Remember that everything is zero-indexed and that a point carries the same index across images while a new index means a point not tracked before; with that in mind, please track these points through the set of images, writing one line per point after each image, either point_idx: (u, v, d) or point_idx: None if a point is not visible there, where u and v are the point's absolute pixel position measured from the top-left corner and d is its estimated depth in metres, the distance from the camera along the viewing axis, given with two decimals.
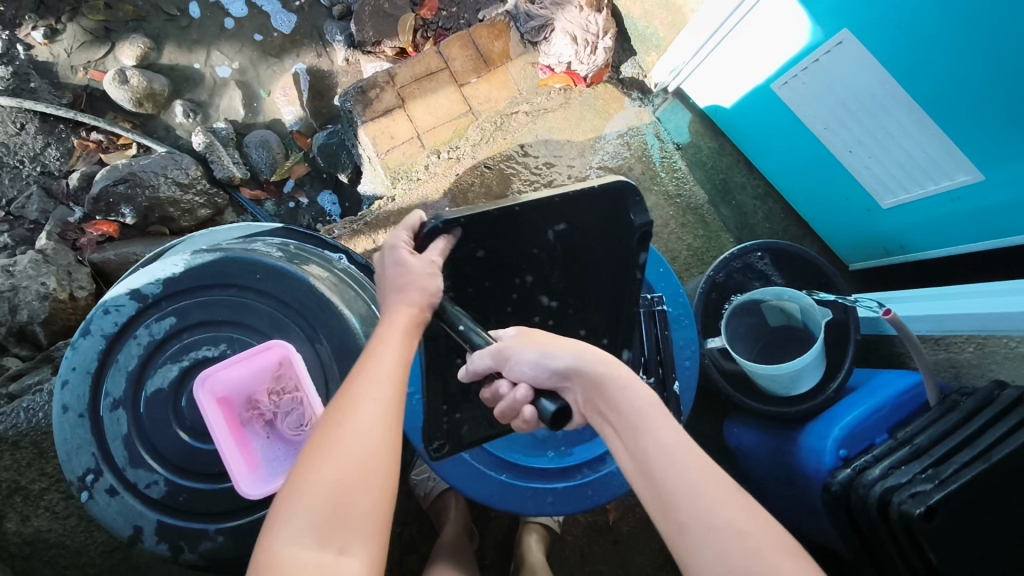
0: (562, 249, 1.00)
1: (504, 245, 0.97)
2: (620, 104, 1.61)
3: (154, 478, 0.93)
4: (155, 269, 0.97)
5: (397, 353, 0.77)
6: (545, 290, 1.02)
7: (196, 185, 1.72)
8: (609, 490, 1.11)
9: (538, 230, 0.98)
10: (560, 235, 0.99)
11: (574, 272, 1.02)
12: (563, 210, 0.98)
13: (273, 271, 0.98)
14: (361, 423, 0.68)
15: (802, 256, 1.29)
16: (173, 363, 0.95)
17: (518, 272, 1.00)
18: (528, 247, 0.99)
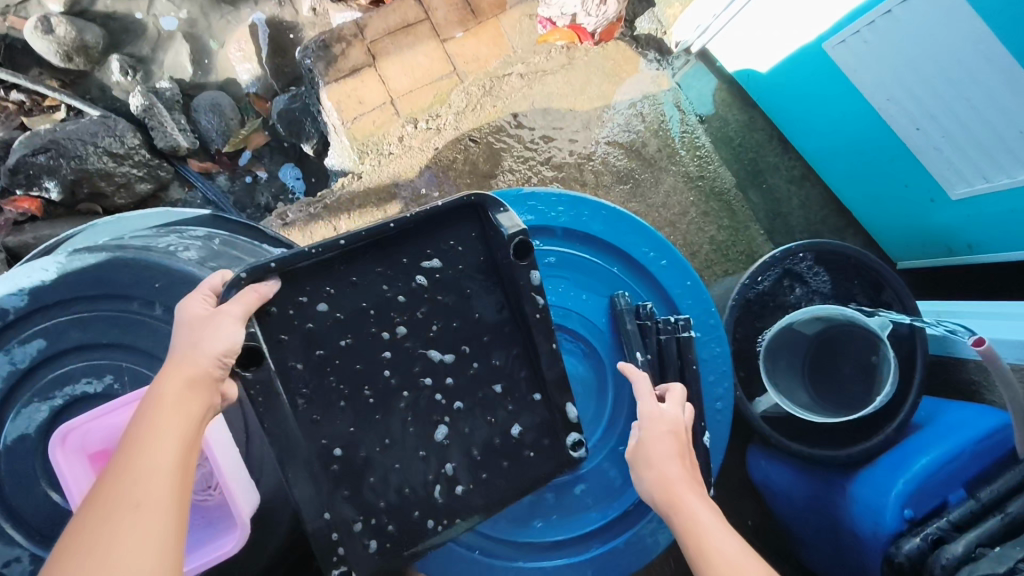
0: (446, 292, 0.71)
1: (354, 292, 0.68)
2: (634, 66, 1.32)
3: (15, 554, 0.72)
4: (18, 275, 0.73)
5: (173, 427, 0.52)
6: (428, 343, 0.71)
7: (134, 156, 1.46)
8: (612, 569, 0.87)
9: (364, 274, 0.69)
10: (431, 273, 0.70)
11: (468, 313, 0.72)
12: (410, 243, 0.69)
13: (179, 278, 0.75)
14: (116, 555, 0.45)
15: (871, 267, 1.02)
16: (42, 402, 0.72)
17: (386, 324, 0.70)
18: (380, 293, 0.69)
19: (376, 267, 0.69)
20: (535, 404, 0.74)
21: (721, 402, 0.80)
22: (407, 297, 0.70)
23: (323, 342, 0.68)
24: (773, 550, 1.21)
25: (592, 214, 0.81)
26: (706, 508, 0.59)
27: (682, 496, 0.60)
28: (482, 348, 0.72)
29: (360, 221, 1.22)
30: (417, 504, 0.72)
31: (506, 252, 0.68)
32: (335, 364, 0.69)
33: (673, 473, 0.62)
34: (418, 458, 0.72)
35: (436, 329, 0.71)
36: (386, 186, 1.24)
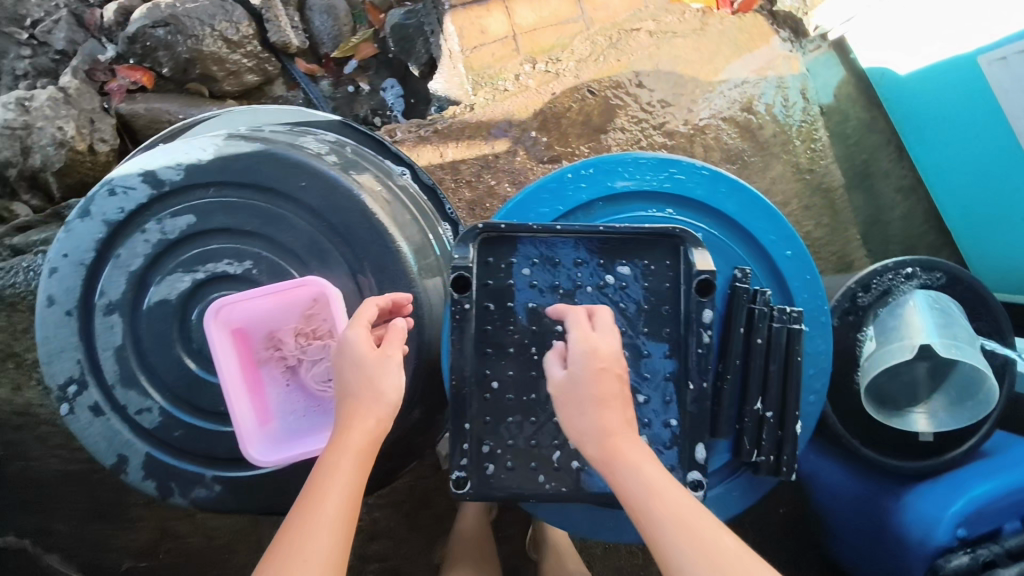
0: (625, 299, 0.77)
1: (553, 272, 0.76)
2: (766, 41, 1.28)
3: (148, 405, 0.77)
4: (178, 151, 0.77)
5: (354, 455, 0.62)
6: None
7: (246, 45, 1.47)
8: None
9: (568, 258, 0.77)
10: (619, 279, 0.77)
11: (637, 326, 0.77)
12: (612, 248, 0.77)
13: (322, 180, 0.77)
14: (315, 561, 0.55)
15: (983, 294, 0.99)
16: (186, 273, 0.76)
17: (566, 305, 0.76)
18: (572, 278, 0.76)
19: (580, 256, 0.77)
20: (671, 430, 0.76)
21: (815, 397, 0.81)
22: (593, 289, 0.77)
23: (516, 303, 0.76)
24: (802, 540, 1.26)
25: (730, 190, 0.79)
26: (641, 479, 0.59)
27: (618, 457, 0.61)
28: (639, 358, 0.77)
29: (467, 152, 1.22)
30: (538, 458, 0.76)
31: (690, 286, 0.75)
32: (514, 321, 0.76)
33: (611, 440, 0.62)
34: (551, 422, 0.76)
35: (609, 323, 0.77)
36: (497, 123, 1.23)
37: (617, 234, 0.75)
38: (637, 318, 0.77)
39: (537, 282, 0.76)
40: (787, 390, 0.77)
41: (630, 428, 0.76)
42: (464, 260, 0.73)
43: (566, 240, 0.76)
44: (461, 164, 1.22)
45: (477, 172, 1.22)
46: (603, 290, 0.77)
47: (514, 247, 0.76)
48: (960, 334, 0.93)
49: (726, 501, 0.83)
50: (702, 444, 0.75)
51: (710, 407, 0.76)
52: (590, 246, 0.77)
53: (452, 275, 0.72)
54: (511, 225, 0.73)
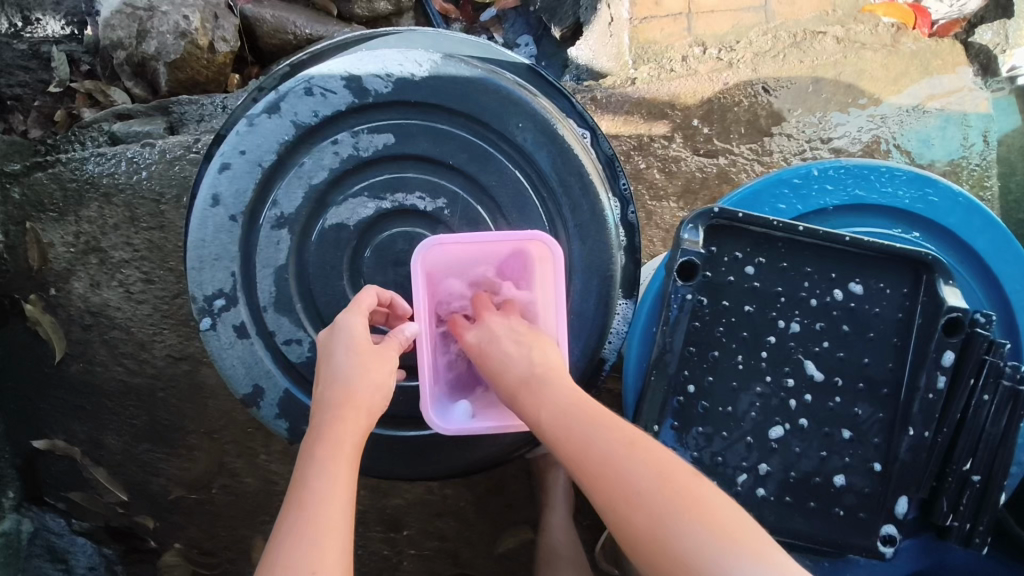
0: (849, 321, 0.68)
1: (779, 276, 0.67)
2: (954, 69, 1.18)
3: (298, 336, 0.68)
4: (388, 58, 0.67)
5: (347, 440, 0.54)
6: (813, 354, 0.68)
7: None
8: None
9: (799, 263, 0.68)
10: (850, 298, 0.68)
11: (857, 353, 0.68)
12: (848, 262, 0.68)
13: (543, 125, 0.68)
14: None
15: None
16: (372, 199, 0.67)
17: (786, 315, 0.68)
18: (798, 286, 0.68)
19: (811, 265, 0.68)
20: (872, 473, 0.69)
21: (1019, 468, 0.73)
22: (818, 304, 0.68)
23: (733, 305, 0.67)
24: None
25: (984, 226, 0.70)
26: (556, 411, 0.54)
27: (525, 385, 0.56)
28: (853, 390, 0.68)
29: (622, 128, 1.13)
30: (721, 478, 0.68)
31: (931, 322, 0.66)
32: (727, 322, 0.67)
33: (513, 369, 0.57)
34: (743, 442, 0.68)
35: (827, 345, 0.68)
36: (659, 103, 1.14)
37: (863, 246, 0.66)
38: (860, 345, 0.68)
39: (759, 285, 0.67)
40: (1005, 457, 0.68)
41: (826, 463, 0.68)
42: (695, 241, 0.64)
43: (801, 243, 0.67)
44: (613, 140, 1.12)
45: (628, 152, 1.12)
46: (828, 309, 0.68)
47: (742, 238, 0.67)
48: None
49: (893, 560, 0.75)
50: (905, 497, 0.68)
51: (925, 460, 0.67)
52: (825, 255, 0.68)
53: (681, 259, 0.64)
54: (752, 216, 0.65)
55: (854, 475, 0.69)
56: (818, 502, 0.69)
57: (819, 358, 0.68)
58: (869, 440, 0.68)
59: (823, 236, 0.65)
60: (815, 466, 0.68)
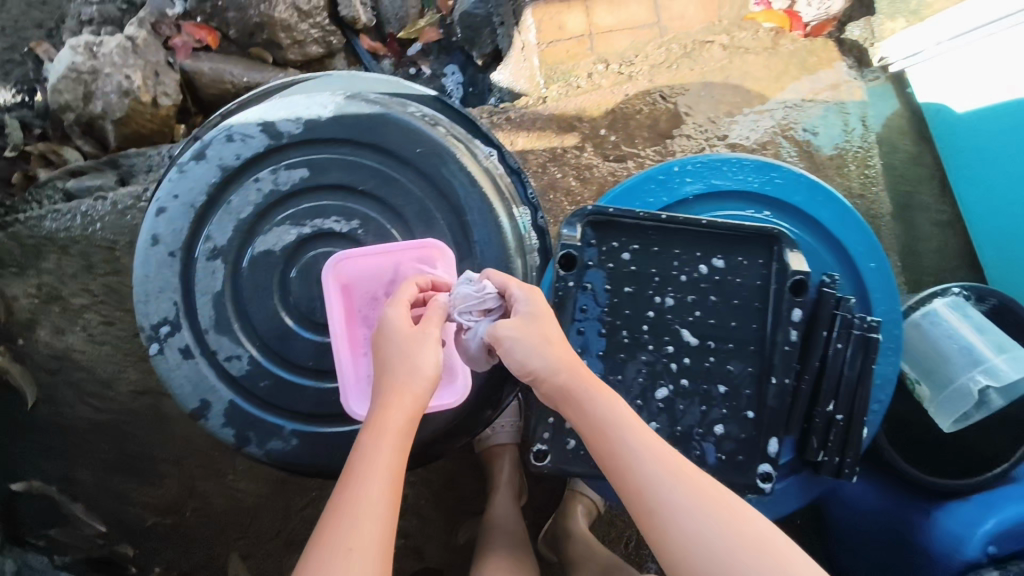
0: (716, 292, 0.79)
1: (653, 259, 0.78)
2: (832, 64, 1.32)
3: (238, 352, 0.77)
4: (298, 104, 0.77)
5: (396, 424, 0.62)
6: (687, 324, 0.79)
7: (315, 16, 1.47)
8: None
9: (669, 246, 0.78)
10: (714, 271, 0.79)
11: (724, 319, 0.79)
12: (710, 241, 0.79)
13: (439, 149, 0.78)
14: (363, 540, 0.56)
15: None
16: (293, 227, 0.77)
17: (661, 292, 0.78)
18: (669, 266, 0.78)
19: (679, 247, 0.78)
20: (747, 420, 0.79)
21: (880, 406, 0.85)
22: (687, 279, 0.78)
23: (614, 287, 0.78)
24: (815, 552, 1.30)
25: (825, 200, 0.83)
26: (608, 408, 0.64)
27: (581, 397, 0.65)
28: (724, 351, 0.79)
29: (536, 143, 1.24)
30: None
31: (783, 284, 0.77)
32: (610, 303, 0.78)
33: (560, 379, 0.65)
34: (633, 405, 0.79)
35: (699, 315, 0.79)
36: (567, 117, 1.25)
37: (720, 228, 0.77)
38: (726, 312, 0.79)
39: (636, 268, 0.78)
40: (859, 398, 0.81)
41: (708, 417, 0.79)
42: (574, 235, 0.75)
43: (669, 229, 0.78)
44: (529, 155, 1.23)
45: (544, 163, 1.23)
46: (698, 284, 0.79)
47: (618, 230, 0.77)
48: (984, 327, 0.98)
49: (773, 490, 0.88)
50: (776, 438, 0.78)
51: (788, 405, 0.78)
52: (689, 236, 0.79)
53: (560, 252, 0.74)
54: (622, 208, 0.75)
55: (734, 425, 0.79)
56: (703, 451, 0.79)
57: (691, 326, 0.79)
58: (743, 394, 0.79)
59: (683, 221, 0.76)
60: (698, 420, 0.79)
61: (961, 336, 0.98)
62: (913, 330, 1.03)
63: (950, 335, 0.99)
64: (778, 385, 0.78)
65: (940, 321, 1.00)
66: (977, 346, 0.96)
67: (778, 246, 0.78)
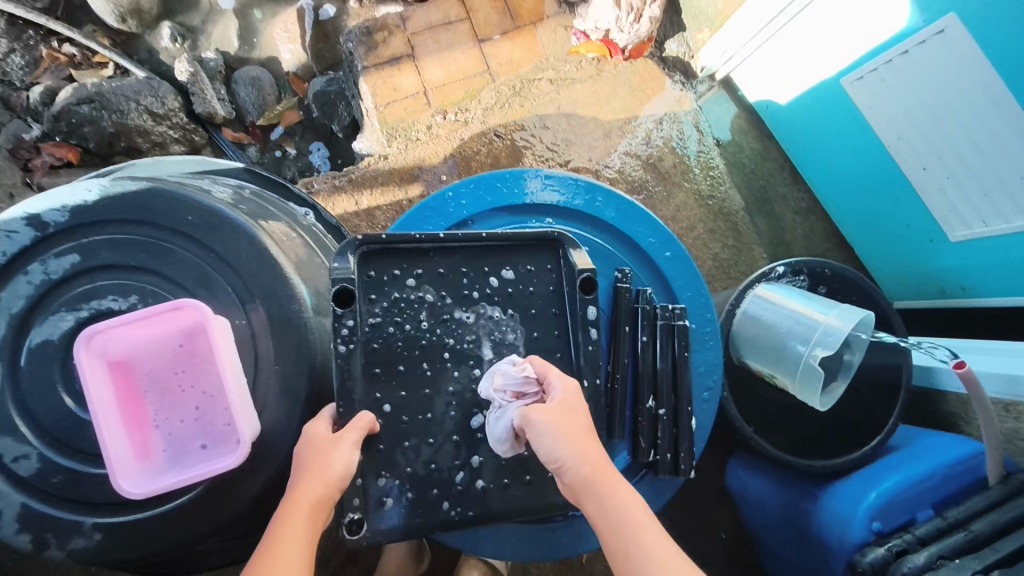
0: (511, 301, 0.79)
1: (437, 281, 0.78)
2: (660, 85, 1.42)
3: (24, 451, 0.74)
4: (63, 193, 0.78)
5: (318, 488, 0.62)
6: (486, 338, 0.77)
7: (172, 117, 1.52)
8: (586, 537, 0.91)
9: (453, 266, 0.79)
10: (505, 283, 0.79)
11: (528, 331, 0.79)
12: (493, 254, 0.79)
13: (211, 214, 0.78)
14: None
15: (858, 283, 1.04)
16: (69, 312, 0.76)
17: (454, 310, 0.78)
18: (458, 284, 0.78)
19: (463, 264, 0.79)
20: None
21: (709, 394, 0.85)
22: (479, 294, 0.78)
23: (404, 316, 0.76)
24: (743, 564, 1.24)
25: (606, 200, 0.86)
26: (608, 484, 0.61)
27: (603, 490, 0.60)
28: None
29: (382, 198, 1.27)
30: (438, 483, 0.75)
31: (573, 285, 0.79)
32: (401, 334, 0.76)
33: (584, 470, 0.61)
34: (450, 441, 0.76)
35: (499, 329, 0.78)
36: (409, 169, 1.29)
37: (499, 239, 0.79)
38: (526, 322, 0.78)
39: (424, 292, 0.78)
40: (677, 387, 0.79)
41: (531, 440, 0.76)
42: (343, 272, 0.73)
43: (451, 248, 0.79)
44: (375, 211, 1.26)
45: (393, 217, 1.26)
46: (488, 300, 0.78)
47: (400, 259, 0.77)
48: (808, 301, 0.96)
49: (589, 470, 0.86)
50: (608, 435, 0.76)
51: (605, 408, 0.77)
52: (475, 254, 0.79)
53: (333, 288, 0.72)
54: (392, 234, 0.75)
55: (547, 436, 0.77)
56: (531, 473, 0.76)
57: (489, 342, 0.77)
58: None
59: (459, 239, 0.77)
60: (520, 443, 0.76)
61: (790, 312, 0.96)
62: (747, 323, 1.02)
63: (781, 315, 0.97)
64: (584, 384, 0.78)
65: (765, 305, 0.99)
66: (804, 321, 0.93)
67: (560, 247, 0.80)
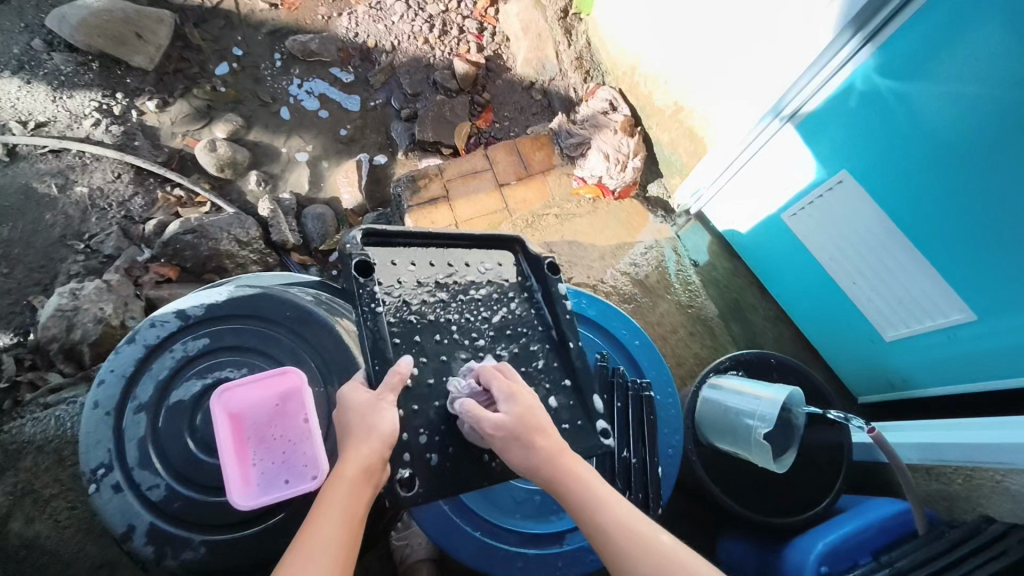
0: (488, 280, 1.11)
1: (432, 268, 1.08)
2: (644, 220, 1.78)
3: (157, 482, 1.00)
4: (202, 295, 1.10)
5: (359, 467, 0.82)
6: (476, 311, 1.09)
7: (253, 244, 1.90)
8: (578, 564, 1.17)
9: (437, 257, 1.10)
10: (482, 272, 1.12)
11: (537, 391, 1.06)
12: (467, 249, 1.13)
13: (303, 311, 1.09)
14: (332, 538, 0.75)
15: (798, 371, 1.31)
16: (198, 379, 1.05)
17: (447, 290, 1.08)
18: (447, 269, 1.09)
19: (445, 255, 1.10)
20: None
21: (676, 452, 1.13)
22: (467, 279, 1.10)
23: (413, 294, 1.05)
24: None
25: (593, 306, 1.27)
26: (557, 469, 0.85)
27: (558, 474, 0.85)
28: None
29: None
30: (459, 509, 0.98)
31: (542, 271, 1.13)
32: (415, 311, 1.04)
33: (541, 466, 0.85)
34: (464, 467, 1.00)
35: (485, 304, 1.10)
36: None
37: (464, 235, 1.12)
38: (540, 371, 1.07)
39: (421, 276, 1.07)
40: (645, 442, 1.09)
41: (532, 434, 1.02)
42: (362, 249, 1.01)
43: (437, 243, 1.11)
44: None
45: None
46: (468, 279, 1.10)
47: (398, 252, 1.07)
48: (752, 385, 1.20)
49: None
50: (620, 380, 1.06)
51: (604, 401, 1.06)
52: (456, 248, 1.12)
53: (356, 262, 0.98)
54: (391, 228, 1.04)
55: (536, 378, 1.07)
56: None
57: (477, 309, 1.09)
58: (531, 349, 1.09)
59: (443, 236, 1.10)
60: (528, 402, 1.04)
61: (739, 395, 1.20)
62: (709, 405, 1.27)
63: (732, 398, 1.21)
64: (542, 333, 1.11)
65: (721, 390, 1.25)
66: (747, 402, 1.17)
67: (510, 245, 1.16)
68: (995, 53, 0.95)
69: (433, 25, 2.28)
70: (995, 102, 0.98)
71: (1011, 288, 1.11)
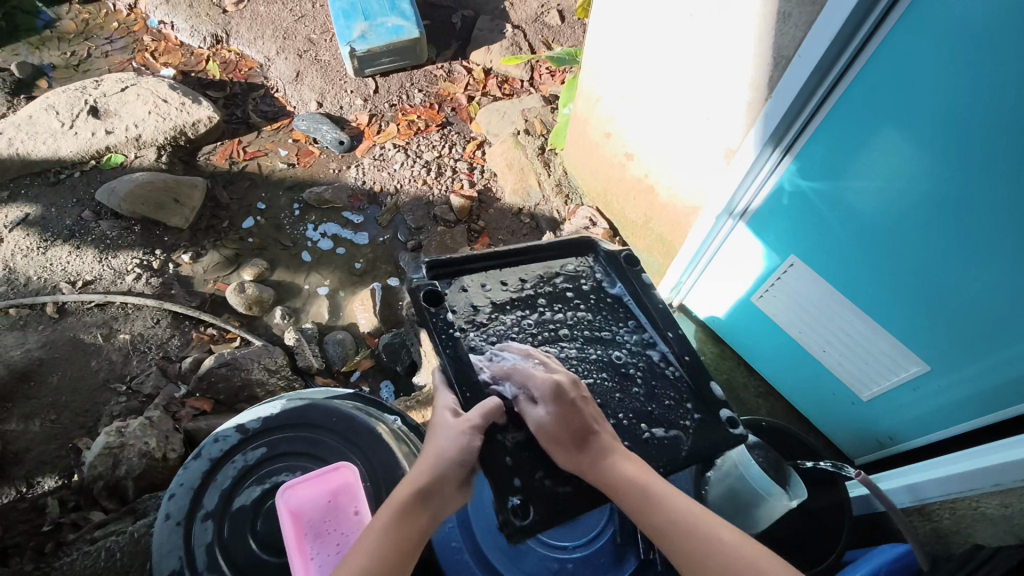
0: (567, 282, 1.30)
1: (510, 287, 1.27)
2: None
3: None
4: (257, 410, 1.27)
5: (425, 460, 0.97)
6: (574, 314, 1.25)
7: (281, 371, 2.06)
8: None
9: (510, 278, 1.29)
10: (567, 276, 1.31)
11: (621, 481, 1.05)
12: (540, 262, 1.33)
13: (346, 417, 1.26)
14: (391, 521, 0.93)
15: (776, 428, 1.51)
16: (258, 485, 1.19)
17: (532, 305, 1.24)
18: (529, 285, 1.28)
19: (517, 275, 1.29)
20: None
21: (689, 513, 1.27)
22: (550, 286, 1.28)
23: (500, 314, 1.22)
24: None
25: None
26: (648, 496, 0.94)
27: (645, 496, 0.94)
28: None
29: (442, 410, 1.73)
30: None
31: (624, 264, 1.32)
32: (507, 330, 1.19)
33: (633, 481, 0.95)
34: None
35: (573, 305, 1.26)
36: None
37: (529, 250, 1.32)
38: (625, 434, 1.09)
39: (495, 296, 1.25)
40: None
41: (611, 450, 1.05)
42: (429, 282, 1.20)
43: (505, 264, 1.30)
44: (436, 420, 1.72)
45: None
46: (544, 289, 1.28)
47: (469, 279, 1.27)
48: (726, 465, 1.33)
49: (595, 560, 1.20)
50: (715, 383, 1.16)
51: (696, 417, 1.12)
52: (526, 264, 1.32)
53: (427, 290, 1.17)
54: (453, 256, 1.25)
55: (626, 367, 1.19)
56: None
57: (559, 313, 1.24)
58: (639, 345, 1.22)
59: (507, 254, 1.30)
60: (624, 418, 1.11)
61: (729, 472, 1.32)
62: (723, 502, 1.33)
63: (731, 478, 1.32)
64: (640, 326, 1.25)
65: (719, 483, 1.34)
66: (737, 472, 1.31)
67: (578, 252, 1.36)
68: (886, 158, 1.21)
69: (429, 169, 2.64)
70: (899, 190, 1.22)
71: (957, 337, 1.28)
